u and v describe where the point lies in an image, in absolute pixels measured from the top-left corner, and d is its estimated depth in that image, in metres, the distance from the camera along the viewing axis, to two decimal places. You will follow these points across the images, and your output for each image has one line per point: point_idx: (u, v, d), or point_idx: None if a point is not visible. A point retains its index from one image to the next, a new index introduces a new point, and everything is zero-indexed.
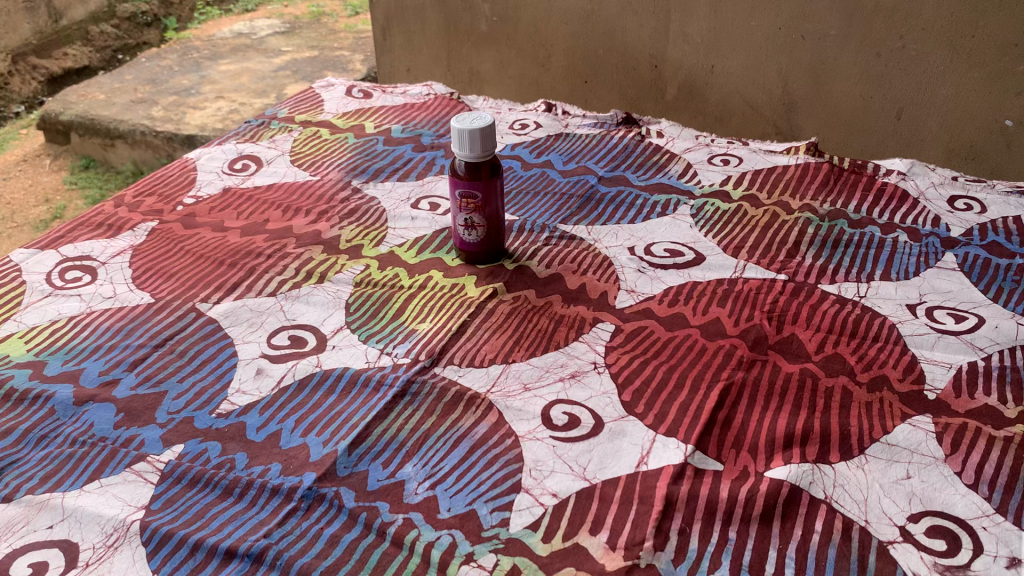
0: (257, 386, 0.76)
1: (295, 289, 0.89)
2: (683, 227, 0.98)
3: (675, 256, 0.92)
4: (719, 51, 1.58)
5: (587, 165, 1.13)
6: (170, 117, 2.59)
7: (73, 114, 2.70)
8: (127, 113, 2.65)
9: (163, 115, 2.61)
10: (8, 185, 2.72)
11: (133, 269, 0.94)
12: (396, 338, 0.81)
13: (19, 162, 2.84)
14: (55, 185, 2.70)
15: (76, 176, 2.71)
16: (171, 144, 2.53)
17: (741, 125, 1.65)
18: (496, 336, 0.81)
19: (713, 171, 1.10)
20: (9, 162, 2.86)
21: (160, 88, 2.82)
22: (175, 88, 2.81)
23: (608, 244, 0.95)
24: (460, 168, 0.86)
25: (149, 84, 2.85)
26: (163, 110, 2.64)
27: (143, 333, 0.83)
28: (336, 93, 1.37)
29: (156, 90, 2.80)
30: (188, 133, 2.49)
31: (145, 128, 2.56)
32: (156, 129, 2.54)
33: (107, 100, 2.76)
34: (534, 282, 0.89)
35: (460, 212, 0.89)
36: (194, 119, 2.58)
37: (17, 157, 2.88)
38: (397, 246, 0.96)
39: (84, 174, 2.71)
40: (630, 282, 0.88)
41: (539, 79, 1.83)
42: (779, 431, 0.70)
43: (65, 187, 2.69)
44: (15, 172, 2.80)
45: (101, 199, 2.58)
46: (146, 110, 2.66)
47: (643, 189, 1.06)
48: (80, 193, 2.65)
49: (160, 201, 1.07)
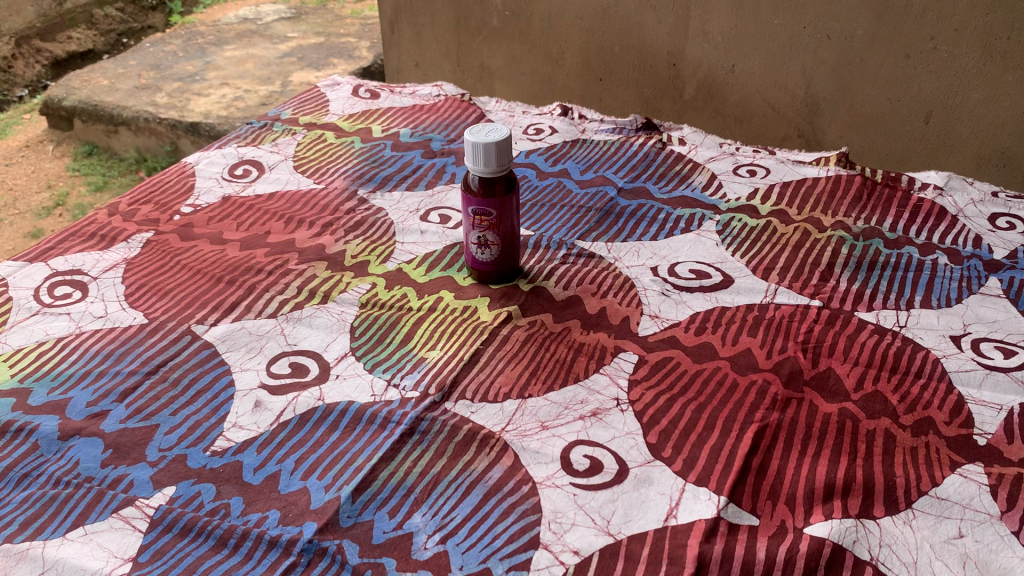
0: (255, 420, 0.71)
1: (296, 311, 0.84)
2: (708, 246, 0.92)
3: (700, 277, 0.87)
4: (741, 50, 1.52)
5: (605, 175, 1.07)
6: (174, 104, 2.53)
7: (77, 100, 2.65)
8: (130, 99, 2.59)
9: (167, 102, 2.56)
10: (10, 172, 2.66)
11: (126, 286, 0.89)
12: (404, 368, 0.76)
13: (20, 147, 2.78)
14: (57, 171, 2.64)
15: (78, 162, 2.65)
16: (175, 132, 2.47)
17: (762, 127, 1.59)
18: (510, 365, 0.76)
19: (739, 183, 1.04)
20: (12, 147, 2.79)
21: (164, 74, 2.76)
22: (179, 75, 2.75)
23: (629, 263, 0.90)
24: (474, 184, 0.81)
25: (153, 71, 2.79)
26: (167, 97, 2.59)
27: (135, 358, 0.78)
28: (342, 92, 1.31)
29: (160, 76, 2.74)
30: (192, 120, 2.44)
31: (149, 114, 2.50)
32: (160, 115, 2.48)
33: (111, 85, 2.70)
34: (551, 306, 0.84)
35: (472, 229, 0.84)
36: (198, 106, 2.52)
37: (20, 142, 2.81)
38: (406, 262, 0.91)
39: (87, 161, 2.66)
40: (654, 307, 0.83)
41: (552, 75, 1.77)
42: (819, 482, 0.64)
43: (68, 173, 2.63)
44: (17, 158, 2.73)
45: (105, 186, 2.53)
46: (149, 96, 2.60)
47: (666, 203, 1.00)
48: (83, 179, 2.60)
49: (156, 209, 1.02)
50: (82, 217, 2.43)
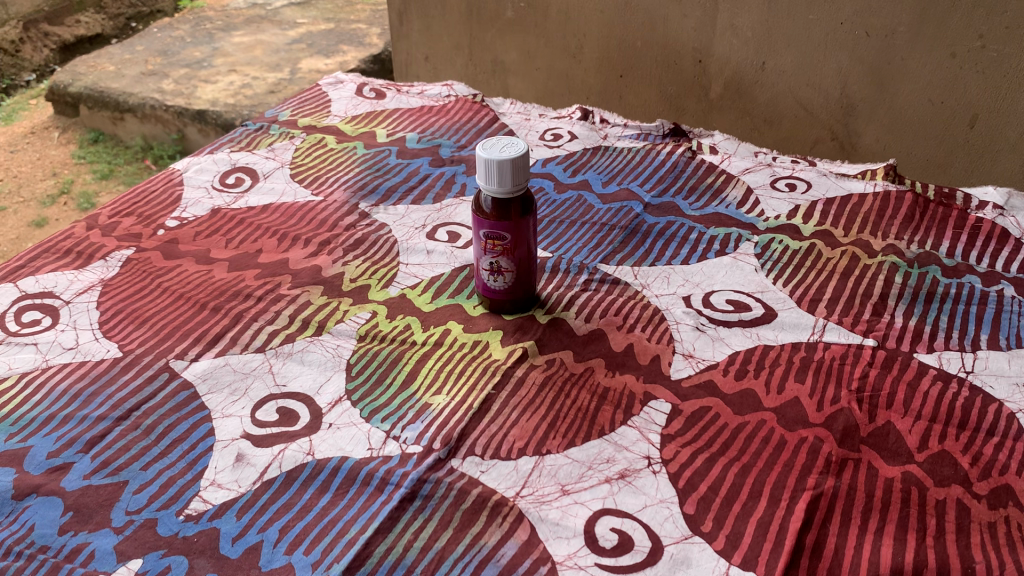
0: (236, 478, 0.63)
1: (287, 345, 0.75)
2: (746, 272, 0.83)
3: (739, 309, 0.78)
4: (772, 48, 1.42)
5: (630, 188, 0.98)
6: (181, 91, 2.45)
7: (82, 86, 2.56)
8: (137, 86, 2.51)
9: (173, 88, 2.47)
10: (14, 158, 2.56)
11: (100, 312, 0.80)
12: (405, 415, 0.67)
13: (26, 133, 2.68)
14: (62, 158, 2.54)
15: (83, 149, 2.56)
16: (181, 119, 2.39)
17: (793, 129, 1.49)
18: (526, 414, 0.67)
19: (778, 199, 0.95)
20: (17, 133, 2.70)
21: (172, 60, 2.68)
22: (187, 60, 2.67)
23: (658, 290, 0.81)
24: (486, 205, 0.72)
25: (160, 56, 2.71)
26: (174, 84, 2.50)
27: (105, 400, 0.70)
28: (344, 91, 1.22)
29: (167, 62, 2.66)
30: (198, 108, 2.35)
31: (155, 101, 2.42)
32: (166, 103, 2.40)
33: (117, 71, 2.61)
34: (572, 342, 0.74)
35: (484, 255, 0.75)
36: (205, 93, 2.43)
37: (25, 128, 2.71)
38: (410, 288, 0.82)
39: (93, 148, 2.56)
40: (687, 344, 0.74)
41: (569, 71, 1.67)
42: (884, 566, 0.55)
43: (74, 161, 2.53)
44: (22, 145, 2.63)
45: (110, 174, 2.44)
46: (156, 83, 2.52)
47: (698, 221, 0.91)
48: (89, 167, 2.50)
49: (139, 222, 0.93)
50: (88, 207, 2.34)
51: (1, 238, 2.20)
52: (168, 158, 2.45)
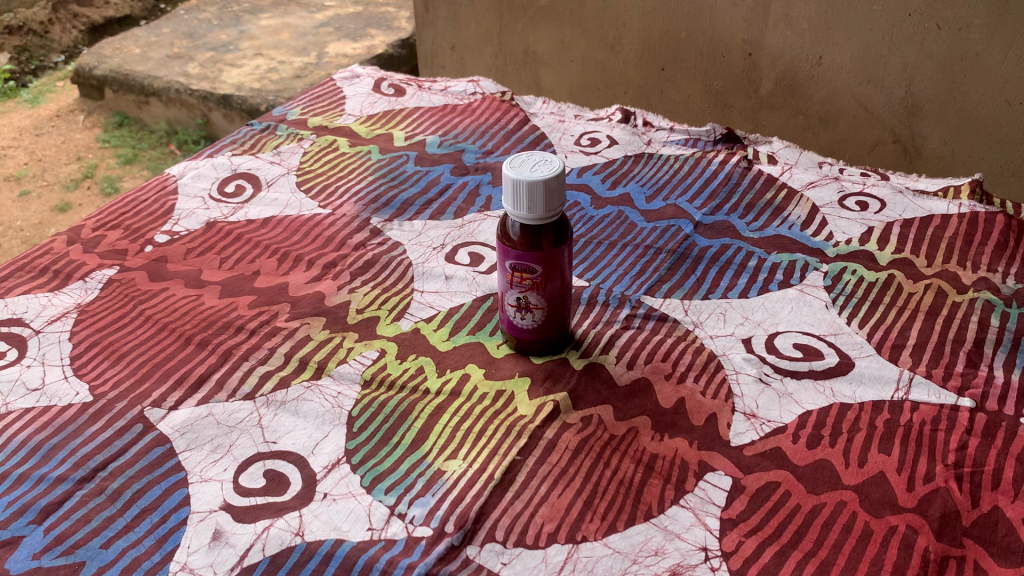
0: (212, 562, 0.53)
1: (280, 390, 0.65)
2: (816, 309, 0.71)
3: (809, 357, 0.66)
4: (829, 40, 1.28)
5: (678, 203, 0.86)
6: (207, 75, 2.36)
7: (108, 69, 2.46)
8: (163, 69, 2.41)
9: (199, 72, 2.38)
10: (39, 142, 2.43)
11: (73, 344, 0.70)
12: (413, 485, 0.57)
13: (51, 116, 2.55)
14: (87, 142, 2.42)
15: (108, 134, 2.44)
16: (207, 104, 2.29)
17: (851, 129, 1.36)
18: (557, 489, 0.56)
19: (848, 219, 0.83)
20: (42, 117, 2.56)
21: (198, 43, 2.58)
22: (212, 44, 2.57)
23: (713, 330, 0.69)
24: (514, 232, 0.61)
25: (186, 39, 2.61)
26: (200, 67, 2.41)
27: (66, 457, 0.60)
28: (361, 86, 1.11)
29: (193, 46, 2.56)
30: (224, 92, 2.26)
31: (181, 85, 2.33)
32: (191, 86, 2.31)
33: (142, 54, 2.52)
34: (612, 394, 0.63)
35: (510, 289, 0.64)
36: (231, 77, 2.34)
37: (51, 111, 2.59)
38: (424, 321, 0.71)
39: (117, 132, 2.45)
40: (749, 401, 0.63)
41: (606, 63, 1.54)
42: None
43: (98, 145, 2.41)
44: (47, 127, 2.50)
45: (134, 159, 2.33)
46: (181, 66, 2.42)
47: (757, 244, 0.79)
48: (113, 151, 2.38)
49: (125, 236, 0.83)
50: (112, 192, 2.23)
51: (23, 222, 2.07)
52: (192, 144, 2.34)
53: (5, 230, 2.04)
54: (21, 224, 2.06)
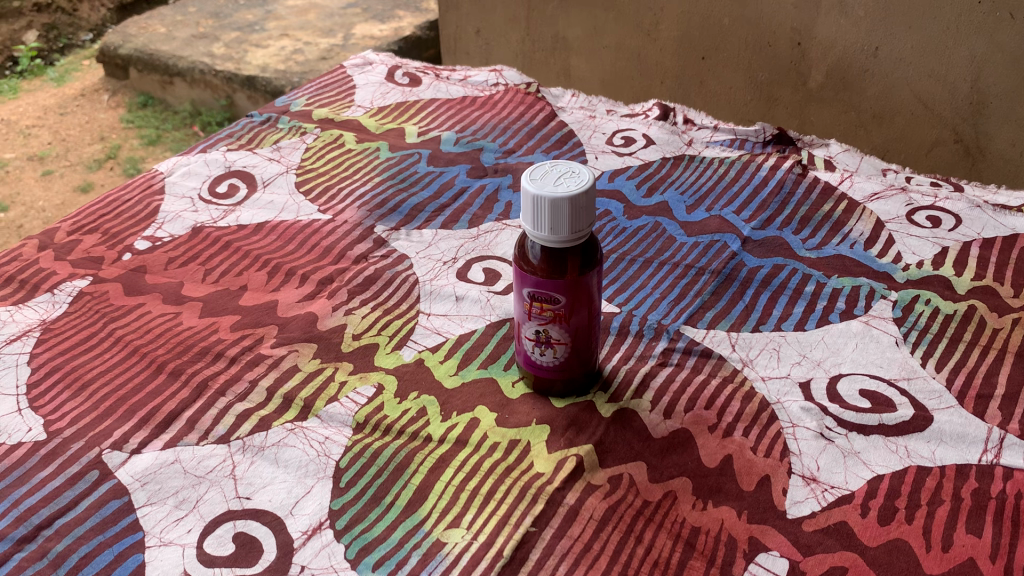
0: None
1: (259, 434, 0.56)
2: (884, 347, 0.61)
3: (880, 407, 0.56)
4: (887, 30, 1.15)
5: (722, 214, 0.76)
6: (231, 55, 2.27)
7: (133, 48, 2.38)
8: (187, 48, 2.33)
9: (224, 52, 2.29)
10: (63, 121, 2.35)
11: (31, 369, 0.62)
12: (407, 560, 0.48)
13: (76, 96, 2.47)
14: (111, 122, 2.34)
15: (132, 114, 2.36)
16: (231, 85, 2.21)
17: (908, 127, 1.23)
18: (578, 571, 0.47)
19: (919, 237, 0.72)
20: (67, 95, 2.48)
21: (224, 23, 2.49)
22: (238, 24, 2.48)
23: (765, 370, 0.59)
24: (534, 255, 0.52)
25: (212, 18, 2.52)
26: (225, 47, 2.32)
27: (8, 510, 0.52)
28: (373, 75, 1.02)
29: (219, 25, 2.47)
30: (249, 73, 2.17)
31: (205, 65, 2.24)
32: (215, 67, 2.22)
33: (168, 33, 2.43)
34: (646, 449, 0.54)
35: (528, 321, 0.54)
36: (256, 58, 2.25)
37: (76, 90, 2.51)
38: (429, 351, 0.62)
39: (141, 112, 2.37)
40: (810, 462, 0.53)
41: (641, 51, 1.43)
42: None
43: (122, 125, 2.33)
44: (71, 106, 2.42)
45: (158, 140, 2.25)
46: (206, 46, 2.34)
47: (815, 266, 0.69)
48: (136, 131, 2.30)
49: (102, 241, 0.75)
50: (134, 173, 2.15)
51: (45, 203, 1.99)
52: (216, 125, 2.26)
53: (26, 209, 1.96)
54: (43, 205, 1.98)
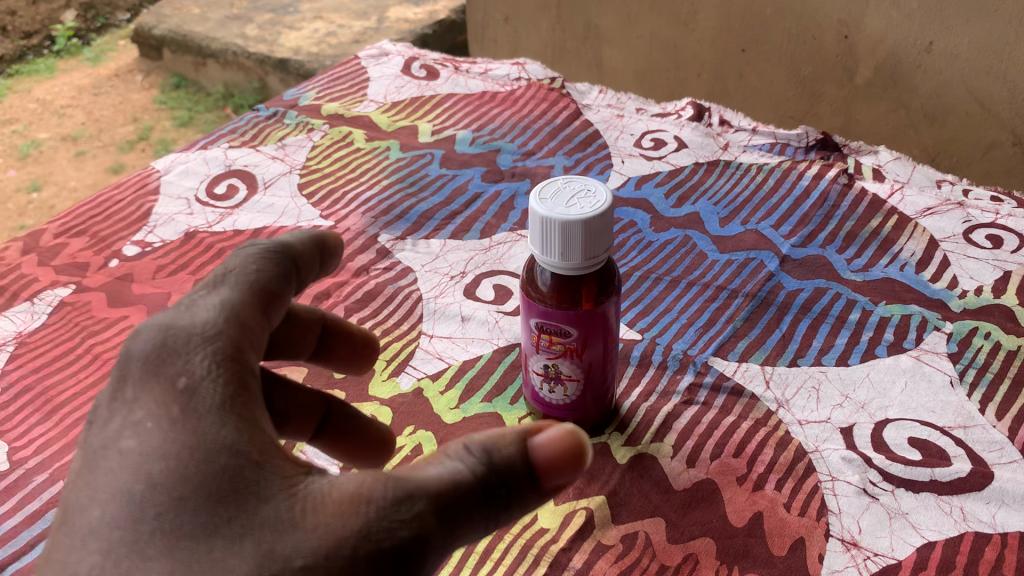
0: None
1: None
2: (937, 387, 0.54)
3: (932, 460, 0.50)
4: (944, 22, 1.07)
5: (758, 228, 0.70)
6: (265, 38, 2.22)
7: (166, 28, 2.33)
8: (220, 30, 2.28)
9: (257, 34, 2.25)
10: (96, 102, 2.27)
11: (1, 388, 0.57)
12: None
13: (110, 77, 2.40)
14: (144, 103, 2.28)
15: (165, 94, 2.31)
16: (263, 67, 2.16)
17: (963, 127, 1.14)
18: None
19: (978, 259, 0.65)
20: (100, 76, 2.39)
21: (258, 4, 2.44)
22: (272, 5, 2.43)
23: (802, 412, 0.53)
24: (544, 282, 0.46)
25: None
26: (258, 30, 2.28)
27: None
28: (388, 67, 0.96)
29: (253, 6, 2.43)
30: (281, 56, 2.12)
31: (238, 47, 2.20)
32: (247, 48, 2.18)
33: (202, 14, 2.39)
34: (664, 503, 0.48)
35: (536, 355, 0.48)
36: (289, 41, 2.20)
37: (110, 70, 2.43)
38: (428, 379, 0.56)
39: (174, 93, 2.31)
40: (852, 523, 0.47)
41: (679, 41, 1.36)
42: None
43: (155, 106, 2.27)
44: (105, 88, 2.34)
45: (190, 121, 2.18)
46: (240, 27, 2.29)
47: (860, 290, 0.63)
48: (168, 113, 2.23)
49: (90, 245, 0.70)
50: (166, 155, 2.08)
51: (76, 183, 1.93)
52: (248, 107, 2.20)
53: (59, 189, 1.90)
54: (74, 184, 1.91)
